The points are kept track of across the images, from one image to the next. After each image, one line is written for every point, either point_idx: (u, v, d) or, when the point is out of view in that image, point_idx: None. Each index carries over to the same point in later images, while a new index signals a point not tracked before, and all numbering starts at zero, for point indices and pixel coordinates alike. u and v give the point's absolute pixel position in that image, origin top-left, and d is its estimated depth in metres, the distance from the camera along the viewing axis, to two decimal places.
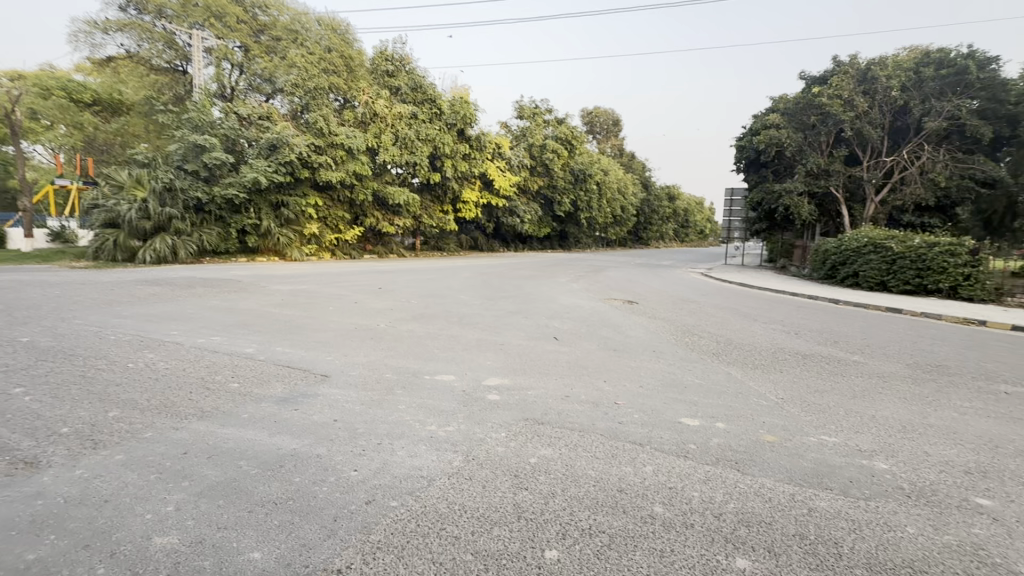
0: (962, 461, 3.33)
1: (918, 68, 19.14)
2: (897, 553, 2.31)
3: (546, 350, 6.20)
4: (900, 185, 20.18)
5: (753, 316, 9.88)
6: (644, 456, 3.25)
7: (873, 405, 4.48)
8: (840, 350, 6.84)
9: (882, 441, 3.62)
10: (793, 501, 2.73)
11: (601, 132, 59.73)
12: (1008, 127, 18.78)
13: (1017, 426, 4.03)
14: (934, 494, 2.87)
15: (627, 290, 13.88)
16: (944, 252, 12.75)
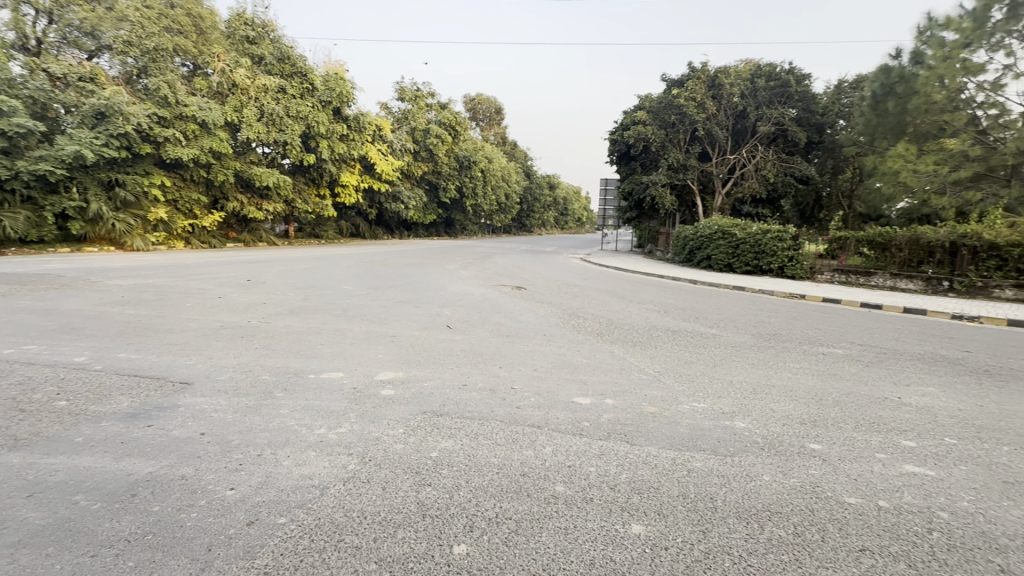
0: (799, 413, 3.96)
1: (753, 78, 22.20)
2: (759, 499, 2.66)
3: (440, 339, 6.08)
4: (740, 181, 23.36)
5: (628, 297, 10.78)
6: (543, 438, 3.34)
7: (729, 371, 5.15)
8: (701, 325, 7.74)
9: (739, 403, 4.16)
10: (674, 465, 3.02)
11: (485, 120, 60.17)
12: (817, 133, 22.65)
13: (834, 381, 4.92)
14: (781, 444, 3.37)
15: (515, 276, 14.19)
16: (774, 238, 15.05)
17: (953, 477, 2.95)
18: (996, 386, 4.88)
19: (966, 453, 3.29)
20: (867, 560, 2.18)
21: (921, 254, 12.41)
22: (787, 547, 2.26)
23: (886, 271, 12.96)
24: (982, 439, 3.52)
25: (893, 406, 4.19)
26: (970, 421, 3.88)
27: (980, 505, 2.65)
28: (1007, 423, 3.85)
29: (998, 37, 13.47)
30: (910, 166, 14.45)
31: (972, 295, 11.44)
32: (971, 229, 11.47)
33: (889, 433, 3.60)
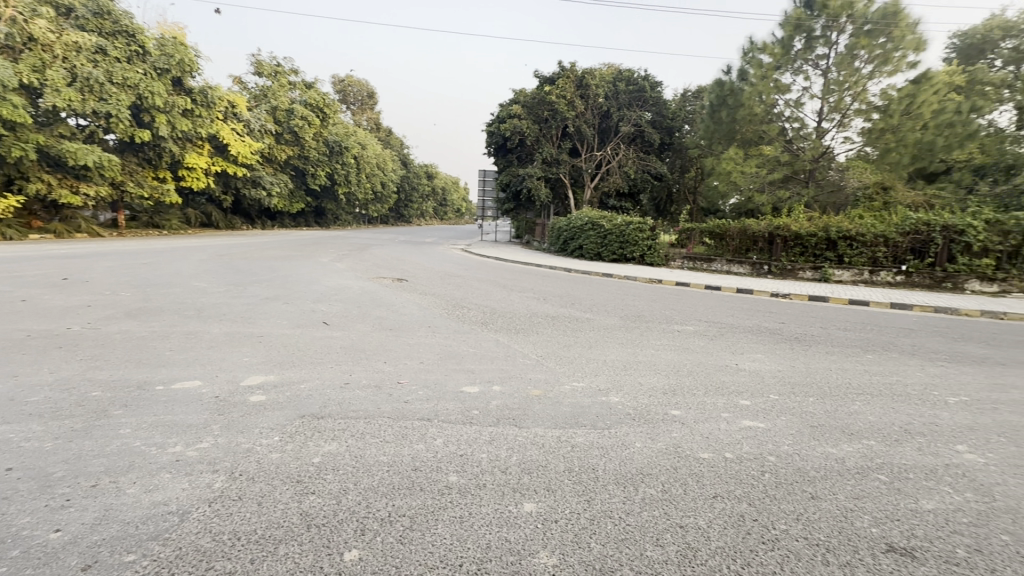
0: (661, 385, 4.46)
1: (614, 81, 24.25)
2: (633, 465, 2.95)
3: (317, 337, 5.67)
4: (605, 176, 25.31)
5: (509, 286, 11.11)
6: (434, 430, 3.31)
7: (603, 351, 5.61)
8: (576, 310, 8.28)
9: (613, 380, 4.54)
10: (560, 442, 3.20)
11: (356, 104, 56.93)
12: (668, 135, 25.49)
13: (688, 354, 5.63)
14: (649, 413, 3.76)
15: (395, 267, 13.77)
16: (636, 229, 16.65)
17: (776, 426, 3.57)
18: (803, 350, 5.98)
19: (784, 406, 4.00)
20: (720, 504, 2.55)
21: (748, 243, 14.66)
22: (658, 504, 2.54)
23: (723, 258, 15.07)
24: (795, 394, 4.31)
25: (733, 371, 4.94)
26: (788, 380, 4.71)
27: (796, 447, 3.24)
28: (812, 379, 4.76)
29: (799, 63, 16.41)
30: (739, 168, 16.96)
31: (784, 277, 13.78)
32: (783, 222, 13.89)
33: (730, 395, 4.24)
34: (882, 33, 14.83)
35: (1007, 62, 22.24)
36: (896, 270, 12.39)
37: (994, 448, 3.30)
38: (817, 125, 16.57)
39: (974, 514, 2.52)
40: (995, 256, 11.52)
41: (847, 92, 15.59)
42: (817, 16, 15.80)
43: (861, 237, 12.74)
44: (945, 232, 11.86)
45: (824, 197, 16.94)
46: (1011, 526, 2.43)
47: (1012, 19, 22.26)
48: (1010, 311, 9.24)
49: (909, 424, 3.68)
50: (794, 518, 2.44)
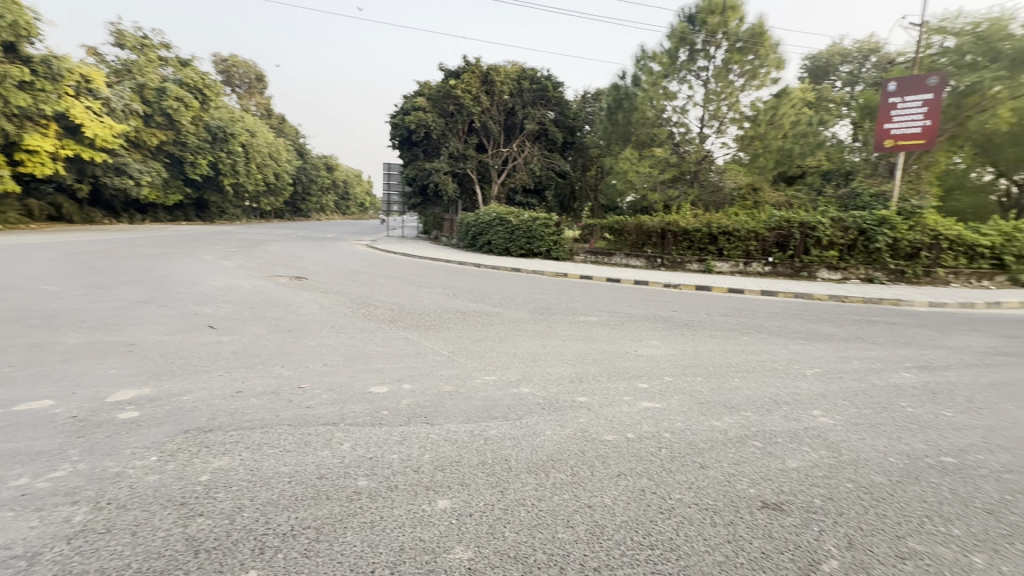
0: (569, 373, 4.64)
1: (519, 79, 24.78)
2: (543, 452, 3.04)
3: (201, 343, 5.10)
4: (512, 172, 25.74)
5: (417, 282, 10.87)
6: (340, 435, 3.15)
7: (513, 344, 5.71)
8: (486, 305, 8.33)
9: (522, 371, 4.64)
10: (472, 436, 3.20)
11: (242, 87, 51.95)
12: (570, 134, 26.54)
13: (592, 343, 5.92)
14: (557, 402, 3.90)
15: (292, 265, 12.81)
16: (542, 224, 17.18)
17: (670, 406, 3.89)
18: (692, 335, 6.57)
19: (677, 386, 4.37)
20: (624, 482, 2.72)
21: (643, 238, 15.74)
22: (567, 487, 2.65)
23: (622, 252, 16.04)
24: (685, 374, 4.73)
25: (633, 357, 5.29)
26: (680, 363, 5.15)
27: (688, 423, 3.56)
28: (699, 361, 5.25)
29: (683, 73, 17.91)
30: (634, 168, 18.23)
31: (675, 269, 15.02)
32: (673, 219, 15.16)
33: (630, 379, 4.54)
34: (751, 51, 16.72)
35: (844, 83, 26.20)
36: (765, 262, 14.05)
37: (840, 410, 3.90)
38: (699, 131, 18.20)
39: (828, 468, 2.95)
40: (839, 248, 13.55)
41: (723, 102, 17.33)
42: (698, 31, 17.37)
43: (737, 232, 14.24)
44: (802, 228, 13.69)
45: (706, 196, 18.54)
46: (854, 474, 2.89)
47: (847, 47, 26.29)
48: (850, 295, 10.93)
49: (776, 395, 4.21)
50: (687, 487, 2.68)
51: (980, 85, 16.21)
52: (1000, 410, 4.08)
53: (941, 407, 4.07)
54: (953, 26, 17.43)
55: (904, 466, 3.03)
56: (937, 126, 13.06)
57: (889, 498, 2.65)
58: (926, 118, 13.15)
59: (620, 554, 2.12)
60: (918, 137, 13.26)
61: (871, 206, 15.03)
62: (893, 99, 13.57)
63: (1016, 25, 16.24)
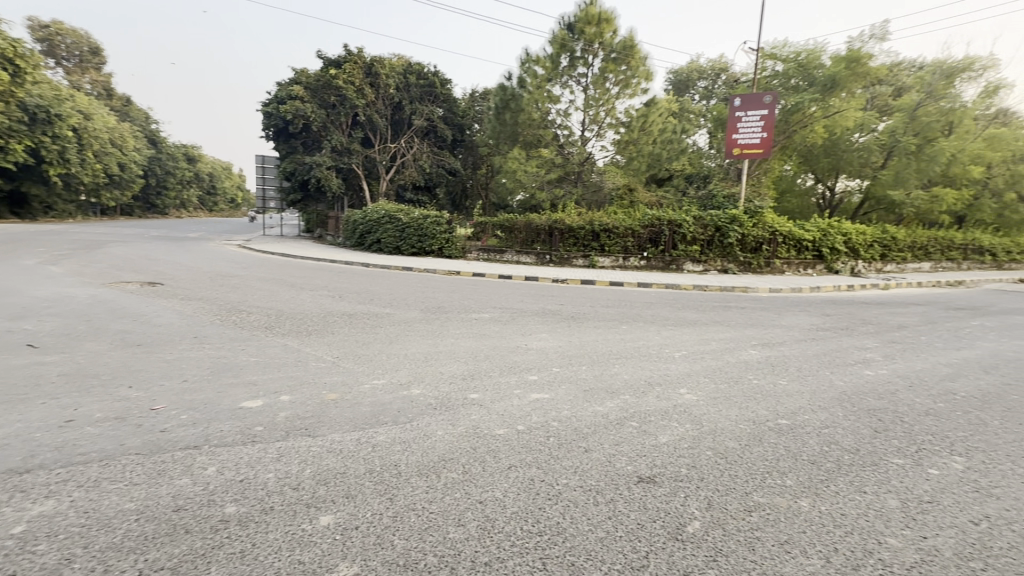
0: (461, 371, 4.64)
1: (406, 73, 24.21)
2: (434, 453, 2.99)
3: (14, 366, 4.22)
4: (401, 168, 25.04)
5: (299, 284, 10.11)
6: (204, 458, 2.80)
7: (403, 345, 5.56)
8: (375, 306, 8.02)
9: (413, 372, 4.54)
10: (359, 444, 3.06)
11: (72, 59, 43.98)
12: (459, 132, 26.57)
13: (484, 339, 5.99)
14: (449, 401, 3.87)
15: (142, 269, 11.12)
16: (433, 222, 16.98)
17: (558, 395, 4.07)
18: (577, 326, 6.97)
19: (564, 376, 4.59)
20: (514, 474, 2.78)
21: (532, 235, 16.25)
22: (459, 485, 2.64)
23: (513, 249, 16.41)
24: (571, 364, 4.99)
25: (523, 351, 5.46)
26: (566, 354, 5.40)
27: (574, 411, 3.75)
28: (584, 351, 5.56)
29: (565, 78, 18.83)
30: (522, 167, 18.80)
31: (562, 265, 15.76)
32: (559, 217, 15.86)
33: (520, 372, 4.67)
34: (624, 61, 18.10)
35: (702, 97, 29.60)
36: (641, 256, 15.35)
37: (702, 387, 4.40)
38: (581, 134, 19.28)
39: (692, 440, 3.30)
40: (700, 243, 15.22)
41: (601, 108, 18.55)
42: (577, 39, 18.38)
43: (616, 229, 15.35)
44: (671, 225, 15.16)
45: (588, 196, 19.64)
46: (713, 443, 3.26)
47: (702, 65, 29.70)
48: (709, 285, 12.37)
49: (650, 377, 4.63)
50: (573, 471, 2.82)
51: (802, 106, 19.36)
52: (820, 376, 4.91)
53: (778, 378, 4.78)
54: (781, 53, 20.54)
55: (751, 431, 3.49)
56: (771, 139, 15.22)
57: (740, 461, 3.04)
58: (763, 131, 15.28)
59: (510, 546, 2.17)
60: (758, 147, 15.38)
61: (724, 206, 17.14)
62: (738, 112, 15.60)
63: (826, 57, 19.63)
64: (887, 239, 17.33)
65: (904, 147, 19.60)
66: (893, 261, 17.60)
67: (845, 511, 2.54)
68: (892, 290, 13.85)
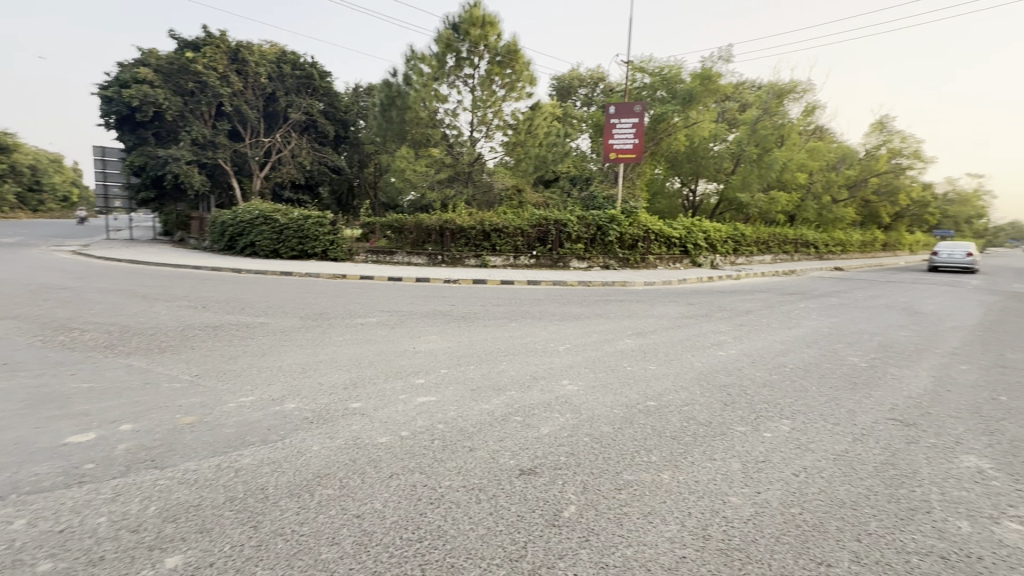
0: (342, 380, 4.40)
1: (279, 63, 22.23)
2: (308, 470, 2.79)
3: None
4: (277, 165, 23.13)
5: (152, 295, 8.84)
6: (9, 512, 2.32)
7: (278, 356, 5.13)
8: (246, 315, 7.30)
9: (288, 386, 4.20)
10: (219, 470, 2.75)
11: None
12: (342, 129, 25.24)
13: (369, 345, 5.75)
14: (328, 412, 3.65)
15: None
16: (315, 223, 15.94)
17: (444, 396, 4.05)
18: (467, 326, 7.01)
19: (451, 377, 4.58)
20: (395, 481, 2.70)
21: (423, 235, 15.96)
22: (335, 501, 2.49)
23: (403, 250, 16.00)
24: (459, 364, 5.00)
25: (410, 354, 5.35)
26: (455, 354, 5.39)
27: (460, 411, 3.75)
28: (473, 350, 5.59)
29: (452, 78, 18.79)
30: (411, 167, 18.44)
31: (454, 265, 15.74)
32: (449, 217, 15.77)
33: (407, 376, 4.56)
34: (508, 65, 18.52)
35: (583, 104, 31.40)
36: (530, 255, 15.88)
37: (582, 377, 4.68)
38: (470, 134, 19.35)
39: (571, 428, 3.48)
40: (584, 241, 16.14)
41: (489, 109, 18.81)
42: (462, 40, 18.46)
43: (506, 229, 15.68)
44: (557, 225, 15.86)
45: (479, 195, 19.78)
46: (589, 429, 3.48)
47: (582, 74, 31.55)
48: (593, 280, 13.17)
49: (535, 372, 4.80)
50: (456, 472, 2.82)
51: (666, 116, 21.44)
52: (683, 359, 5.48)
53: (649, 363, 5.25)
54: (648, 67, 22.56)
55: (624, 414, 3.78)
56: (642, 145, 16.62)
57: (613, 443, 3.28)
58: (635, 138, 16.63)
59: (387, 558, 2.10)
60: (631, 152, 16.68)
61: (604, 207, 18.37)
62: (613, 120, 16.81)
63: (685, 73, 21.93)
64: (738, 235, 19.91)
65: (748, 155, 22.65)
66: (743, 254, 20.27)
67: (698, 478, 2.86)
68: (742, 280, 15.95)
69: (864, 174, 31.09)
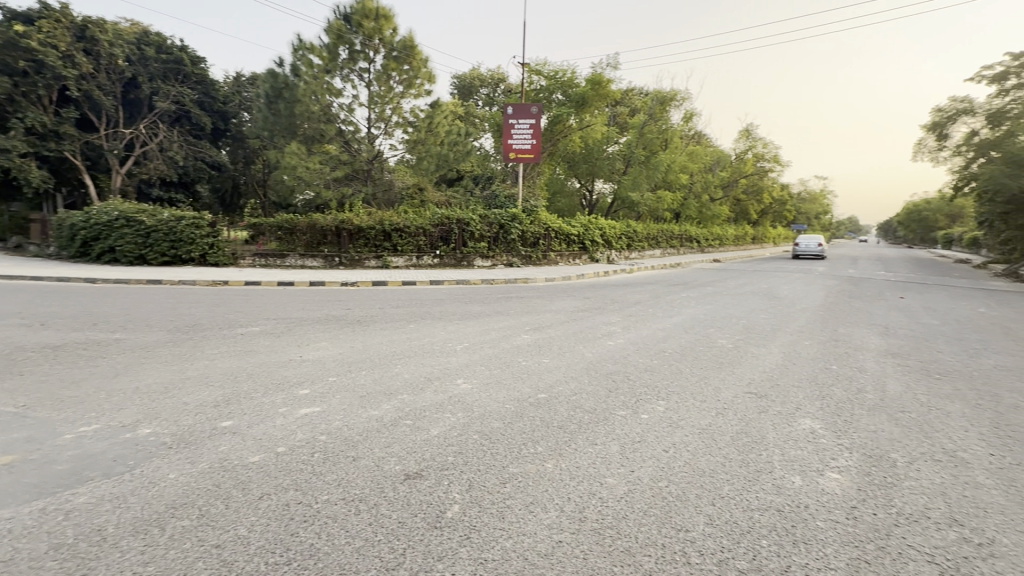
0: (213, 397, 3.99)
1: (139, 44, 19.85)
2: (160, 502, 2.49)
3: None
4: (141, 159, 20.49)
5: None
6: None
7: (136, 376, 4.53)
8: (100, 332, 6.36)
9: (144, 409, 3.72)
10: (45, 515, 2.35)
11: None
12: (221, 121, 22.97)
13: (248, 357, 5.28)
14: (191, 435, 3.29)
15: None
16: (190, 225, 14.37)
17: (330, 406, 3.83)
18: (361, 330, 6.72)
19: (340, 385, 4.35)
20: (266, 502, 2.50)
21: (318, 237, 15.04)
22: (190, 533, 2.25)
23: (296, 253, 14.98)
24: (350, 371, 4.77)
25: (295, 363, 5.00)
26: (346, 361, 5.13)
27: (346, 420, 3.57)
28: (366, 355, 5.36)
29: (346, 71, 17.92)
30: (303, 163, 17.34)
31: (353, 267, 15.04)
32: (346, 217, 15.01)
33: (290, 388, 4.26)
34: (405, 61, 18.04)
35: (484, 103, 31.67)
36: (433, 254, 15.68)
37: (476, 375, 4.70)
38: (367, 131, 18.59)
39: (461, 427, 3.48)
40: (487, 240, 16.29)
41: (386, 106, 18.21)
42: (355, 32, 17.68)
43: (406, 228, 15.30)
44: (459, 224, 15.79)
45: (378, 195, 19.12)
46: (479, 427, 3.50)
47: (482, 74, 31.77)
48: (496, 278, 13.33)
49: (429, 373, 4.73)
50: (336, 485, 2.68)
51: None
52: (575, 351, 5.73)
53: (542, 357, 5.42)
54: (544, 70, 23.31)
55: (515, 409, 3.86)
56: (539, 146, 17.10)
57: (501, 439, 3.32)
58: (532, 138, 17.07)
59: None
60: (530, 152, 17.09)
61: (506, 205, 18.67)
62: (511, 120, 17.12)
63: (579, 79, 22.97)
64: (631, 232, 21.35)
65: (637, 158, 24.35)
66: (635, 249, 21.79)
67: (579, 463, 3.00)
68: (634, 273, 17.12)
69: (735, 175, 34.85)
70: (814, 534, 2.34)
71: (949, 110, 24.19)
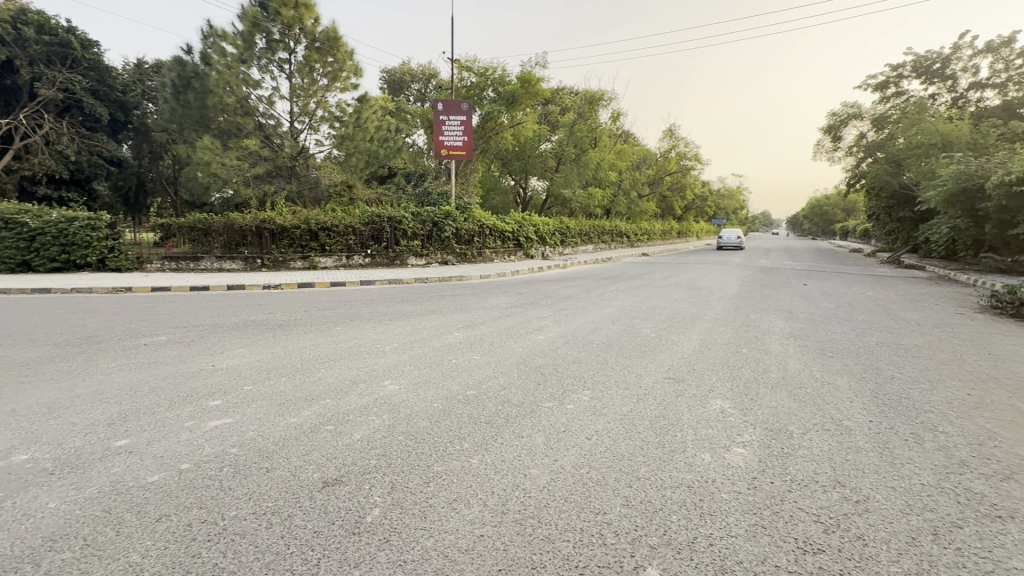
0: (106, 415, 3.62)
1: (14, 24, 17.55)
2: (36, 535, 2.23)
3: None
4: (23, 153, 18.20)
5: None
6: None
7: (13, 397, 4.02)
8: None
9: (21, 434, 3.31)
10: None
11: None
12: (121, 112, 20.89)
13: (153, 368, 4.85)
14: (78, 458, 2.97)
15: None
16: (84, 227, 12.97)
17: (243, 417, 3.60)
18: (284, 334, 6.37)
19: (256, 393, 4.09)
20: (165, 524, 2.31)
21: (236, 237, 14.08)
22: (71, 566, 2.03)
23: (212, 255, 13.95)
24: (268, 378, 4.51)
25: (207, 373, 4.66)
26: (264, 367, 4.85)
27: (260, 430, 3.38)
28: (287, 360, 5.10)
29: (264, 61, 16.88)
30: (218, 159, 16.19)
31: (277, 269, 14.22)
32: (267, 216, 14.16)
33: (199, 399, 3.95)
34: (329, 53, 17.27)
35: (416, 99, 31.08)
36: (365, 254, 15.19)
37: (404, 375, 4.61)
38: (290, 125, 17.67)
39: (385, 429, 3.39)
40: (420, 238, 16.04)
41: (309, 99, 17.37)
42: (272, 20, 16.70)
43: (335, 227, 14.70)
44: (391, 223, 15.40)
45: (304, 193, 18.24)
46: (404, 427, 3.43)
47: (413, 69, 31.15)
48: (430, 277, 13.15)
49: (355, 375, 4.58)
50: (246, 498, 2.53)
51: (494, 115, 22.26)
52: (506, 346, 5.78)
53: (473, 354, 5.42)
54: (475, 67, 23.22)
55: (443, 407, 3.82)
56: (471, 143, 17.08)
57: (427, 438, 3.28)
58: (463, 135, 17.01)
59: None
60: (461, 149, 17.00)
61: (440, 203, 18.45)
62: (442, 117, 16.93)
63: (510, 76, 23.09)
64: (564, 228, 21.85)
65: (568, 155, 24.92)
66: (569, 245, 22.32)
67: (504, 457, 3.03)
68: (567, 268, 17.54)
69: (660, 173, 36.64)
70: (718, 506, 2.51)
71: (841, 114, 26.82)
